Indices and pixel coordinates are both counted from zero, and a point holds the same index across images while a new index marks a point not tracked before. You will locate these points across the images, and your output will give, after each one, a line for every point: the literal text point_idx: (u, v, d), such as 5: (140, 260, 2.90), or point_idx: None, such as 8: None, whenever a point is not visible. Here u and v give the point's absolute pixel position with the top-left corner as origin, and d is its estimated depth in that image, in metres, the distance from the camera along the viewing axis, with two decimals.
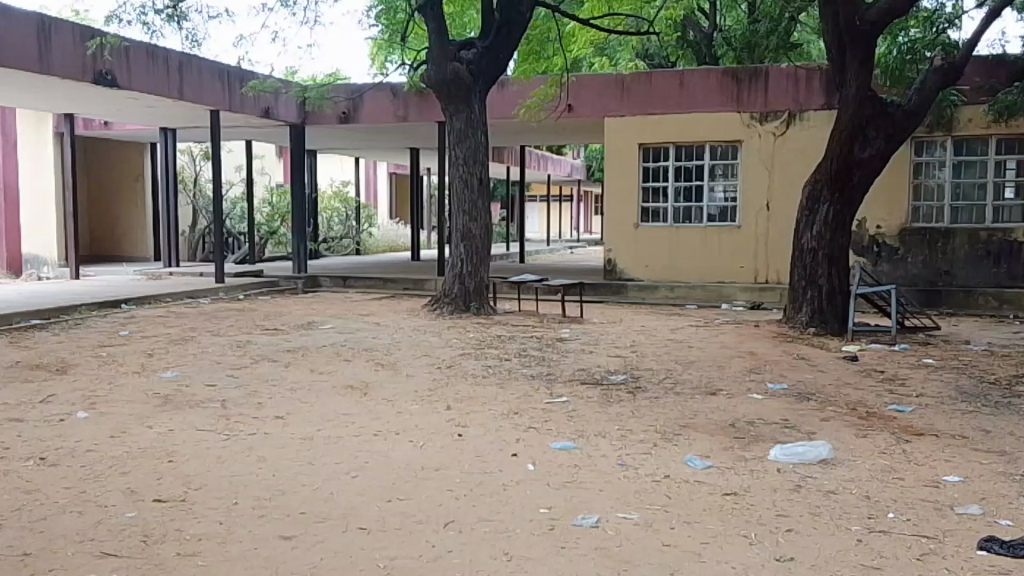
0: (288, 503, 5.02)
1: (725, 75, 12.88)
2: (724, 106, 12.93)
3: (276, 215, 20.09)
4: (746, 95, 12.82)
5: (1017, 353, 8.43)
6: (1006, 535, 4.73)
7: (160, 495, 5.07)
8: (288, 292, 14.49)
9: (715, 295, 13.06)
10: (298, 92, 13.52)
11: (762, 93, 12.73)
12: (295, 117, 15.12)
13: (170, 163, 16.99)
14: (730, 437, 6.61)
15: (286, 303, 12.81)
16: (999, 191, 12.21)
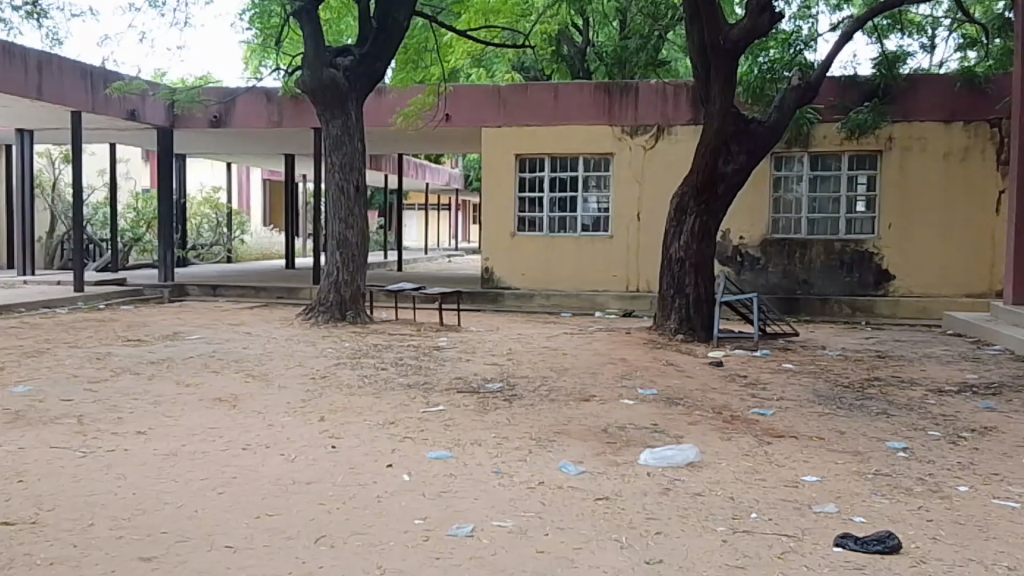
0: (150, 522, 4.78)
1: (597, 89, 13.21)
2: (596, 119, 13.27)
3: (141, 221, 19.41)
4: (617, 108, 13.19)
5: (868, 358, 8.94)
6: (860, 532, 4.96)
7: (8, 518, 4.76)
8: (154, 302, 14.02)
9: (589, 303, 13.39)
10: (166, 95, 13.15)
11: (633, 107, 13.13)
12: (163, 120, 14.63)
13: (25, 166, 16.10)
14: (602, 443, 6.72)
15: (152, 313, 12.31)
16: (852, 205, 12.94)
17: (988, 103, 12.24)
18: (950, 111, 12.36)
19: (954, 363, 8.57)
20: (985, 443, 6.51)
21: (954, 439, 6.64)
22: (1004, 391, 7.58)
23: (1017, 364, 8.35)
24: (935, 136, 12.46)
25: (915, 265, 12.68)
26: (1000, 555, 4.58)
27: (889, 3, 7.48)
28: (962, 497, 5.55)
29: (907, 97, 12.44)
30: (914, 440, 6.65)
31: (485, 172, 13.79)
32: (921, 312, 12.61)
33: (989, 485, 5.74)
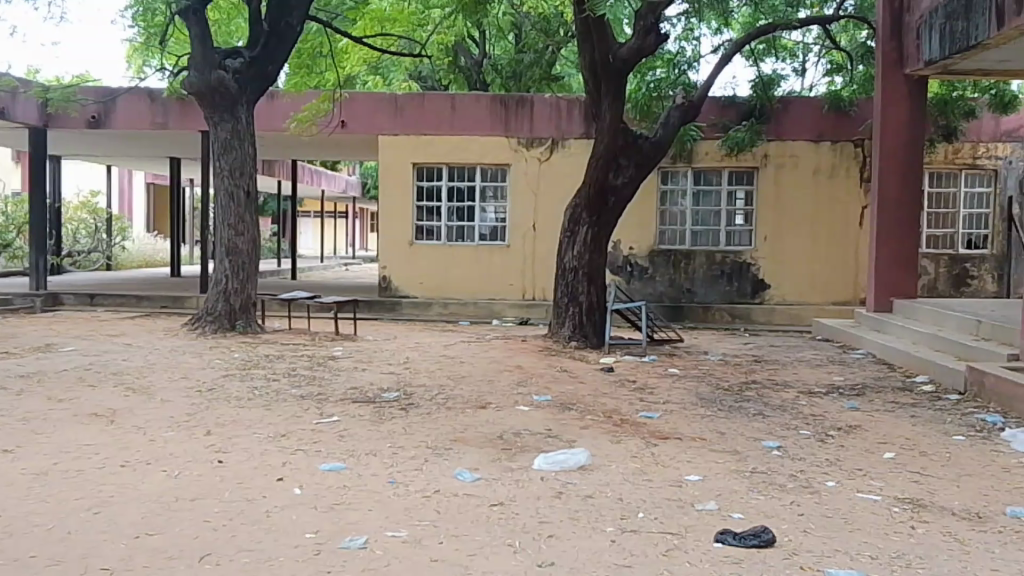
0: (16, 547, 4.51)
1: (494, 100, 13.37)
2: (493, 130, 13.43)
3: (10, 225, 18.19)
4: (513, 120, 13.40)
5: (746, 362, 9.47)
6: (738, 527, 5.26)
7: None
8: (23, 312, 13.09)
9: (487, 312, 13.54)
10: (38, 92, 12.37)
11: (528, 119, 13.38)
12: (35, 119, 13.77)
13: None
14: (497, 449, 6.83)
15: (21, 324, 11.50)
16: (732, 218, 13.65)
17: (852, 124, 13.17)
18: (818, 132, 13.25)
19: (823, 366, 9.21)
20: (850, 440, 7.04)
21: (823, 437, 7.14)
22: (866, 392, 8.19)
23: (878, 367, 9.06)
24: (806, 155, 13.33)
25: (789, 275, 13.50)
26: (863, 544, 4.97)
27: (764, 27, 7.97)
28: (829, 491, 5.98)
29: (781, 117, 13.25)
30: (788, 439, 7.10)
31: (382, 180, 13.70)
32: (794, 318, 13.37)
33: (852, 480, 6.21)
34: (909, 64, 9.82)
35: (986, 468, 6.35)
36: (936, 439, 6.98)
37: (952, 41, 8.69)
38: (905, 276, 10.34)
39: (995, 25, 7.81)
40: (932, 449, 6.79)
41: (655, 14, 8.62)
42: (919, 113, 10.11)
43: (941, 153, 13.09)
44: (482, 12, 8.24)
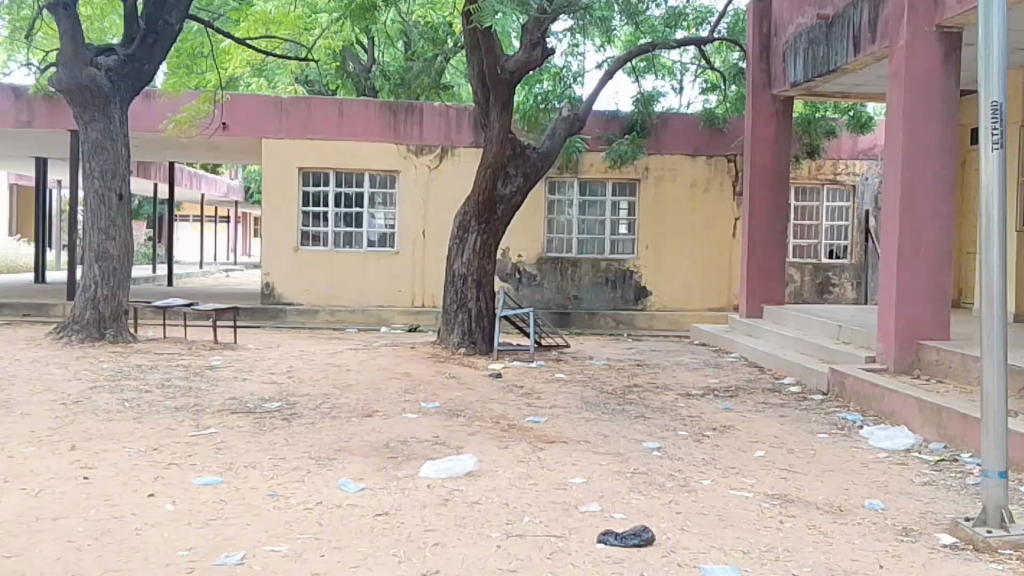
0: None
1: (383, 107, 13.30)
2: (382, 137, 13.35)
3: None
4: (402, 127, 13.36)
5: (629, 366, 9.75)
6: (619, 527, 5.39)
7: None
8: None
9: (375, 318, 13.38)
10: None
11: (417, 126, 13.37)
12: None
13: None
14: (383, 458, 6.74)
15: None
16: (615, 227, 14.11)
17: (725, 139, 13.84)
18: (694, 146, 13.85)
19: (699, 369, 9.58)
20: (724, 440, 7.37)
21: (699, 437, 7.44)
22: (739, 393, 8.58)
23: (750, 369, 9.52)
24: (682, 168, 13.91)
25: (667, 282, 14.02)
26: (736, 540, 5.18)
27: (645, 47, 8.26)
28: (705, 489, 6.23)
29: (660, 132, 13.77)
30: (667, 440, 7.37)
31: (267, 184, 13.36)
32: (673, 323, 13.88)
33: (726, 478, 6.48)
34: (776, 85, 10.45)
35: (847, 464, 6.77)
36: (802, 436, 7.40)
37: (814, 65, 9.34)
38: (774, 283, 10.93)
39: (852, 51, 8.53)
40: (799, 446, 7.18)
41: (541, 29, 8.63)
42: (785, 131, 10.74)
43: (805, 168, 13.93)
44: (370, 19, 8.20)
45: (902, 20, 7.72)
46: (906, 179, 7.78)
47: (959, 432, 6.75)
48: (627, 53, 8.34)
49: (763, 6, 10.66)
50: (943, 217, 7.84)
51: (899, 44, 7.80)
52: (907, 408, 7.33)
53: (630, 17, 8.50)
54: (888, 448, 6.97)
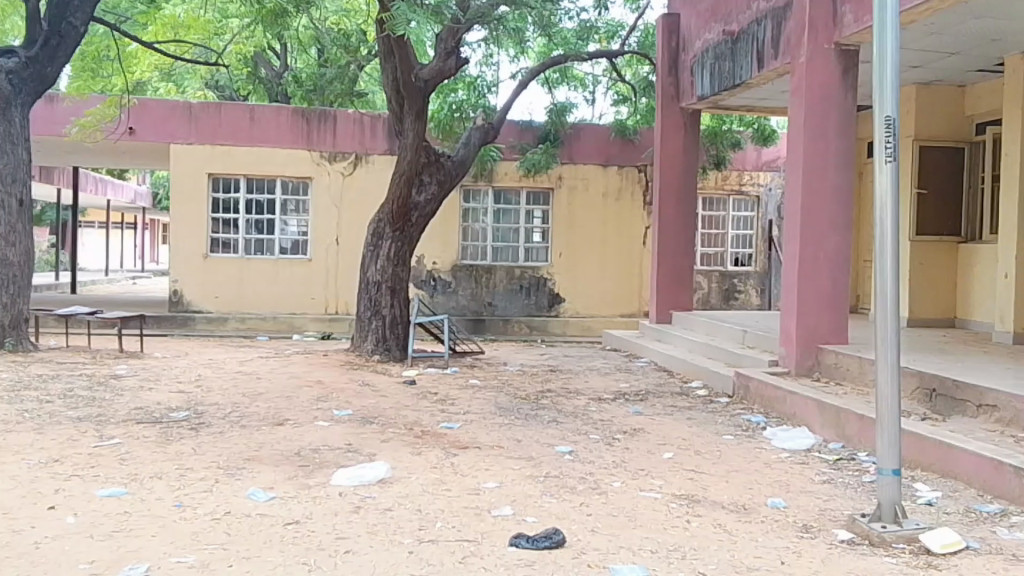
0: None
1: (295, 114, 13.23)
2: (295, 144, 13.28)
3: None
4: (316, 135, 13.32)
5: (542, 371, 9.90)
6: (531, 531, 5.47)
7: None
8: None
9: (287, 326, 13.25)
10: None
11: (330, 133, 13.34)
12: None
13: None
14: (294, 466, 6.69)
15: None
16: (529, 235, 14.27)
17: (636, 150, 14.17)
18: (606, 156, 14.15)
19: (611, 374, 9.78)
20: (634, 442, 7.54)
21: (610, 440, 7.60)
22: (649, 397, 8.79)
23: (659, 374, 9.76)
24: (594, 177, 14.18)
25: (579, 289, 14.26)
26: (644, 540, 5.31)
27: (557, 58, 8.43)
28: (615, 491, 6.37)
29: (573, 142, 14.02)
30: (578, 444, 7.51)
31: (175, 192, 13.15)
32: (586, 330, 14.08)
33: (636, 479, 6.64)
34: (684, 98, 10.74)
35: (751, 464, 7.00)
36: (709, 438, 7.63)
37: (721, 78, 9.67)
38: (681, 290, 11.19)
39: (756, 66, 8.83)
40: (706, 448, 7.40)
41: (454, 39, 8.85)
42: (691, 142, 11.04)
43: (713, 179, 14.35)
44: (282, 24, 8.29)
45: (803, 37, 7.92)
46: (808, 193, 7.97)
47: (857, 432, 7.06)
48: (539, 64, 8.50)
49: (672, 20, 10.91)
50: (843, 226, 8.06)
51: (801, 61, 8.01)
52: (808, 410, 7.63)
53: (544, 28, 8.64)
54: (790, 448, 7.24)
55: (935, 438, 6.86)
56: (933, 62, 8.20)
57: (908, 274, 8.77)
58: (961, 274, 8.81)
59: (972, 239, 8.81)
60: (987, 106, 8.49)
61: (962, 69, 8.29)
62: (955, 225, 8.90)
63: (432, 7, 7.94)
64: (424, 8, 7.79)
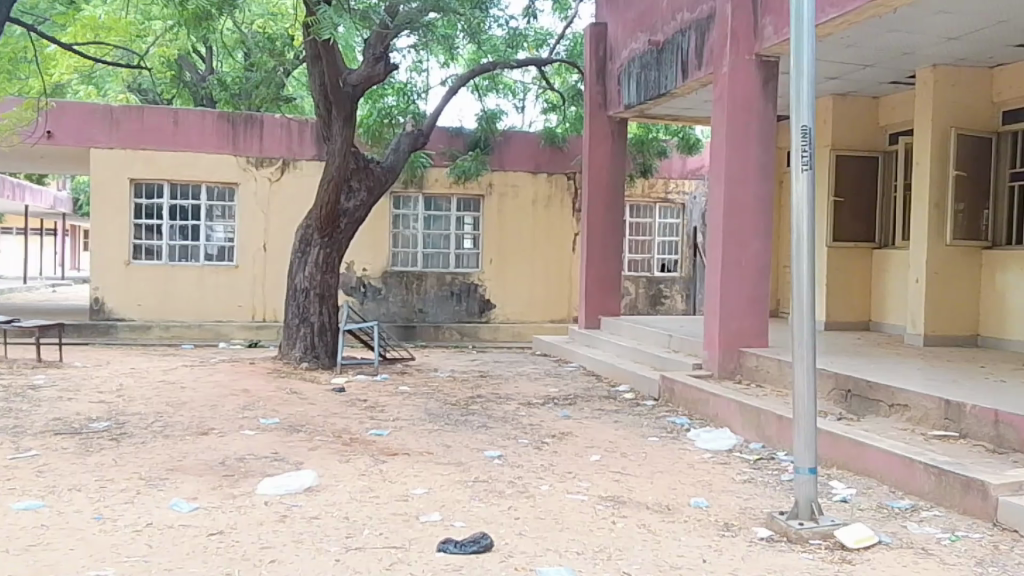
0: None
1: (221, 118, 13.06)
2: (220, 149, 13.10)
3: None
4: (241, 139, 13.16)
5: (472, 377, 9.98)
6: (459, 535, 5.52)
7: None
8: None
9: (213, 334, 13.16)
10: None
11: (257, 138, 13.19)
12: None
13: None
14: (219, 476, 6.64)
15: None
16: (460, 242, 14.31)
17: (565, 158, 14.36)
18: (536, 163, 14.28)
19: (540, 379, 9.90)
20: (562, 446, 7.67)
21: (538, 444, 7.71)
22: (577, 401, 8.93)
23: (587, 378, 9.91)
24: (524, 185, 14.29)
25: (510, 295, 14.37)
26: (570, 542, 5.41)
27: (486, 65, 8.48)
28: (542, 494, 6.47)
29: (502, 149, 14.09)
30: (507, 448, 7.60)
31: (95, 198, 12.87)
32: (516, 335, 14.33)
33: (564, 482, 6.76)
34: (610, 106, 10.92)
35: (675, 465, 7.18)
36: (635, 440, 7.80)
37: (645, 87, 9.85)
38: (609, 295, 11.36)
39: (681, 76, 9.02)
40: (631, 450, 7.57)
41: (383, 44, 8.78)
42: (618, 150, 11.20)
43: (640, 186, 14.61)
44: (206, 25, 8.23)
45: (725, 48, 8.09)
46: (729, 202, 8.17)
47: (776, 433, 7.28)
48: (469, 71, 8.54)
49: (599, 30, 11.12)
50: (763, 233, 8.29)
51: (723, 71, 8.18)
52: (729, 411, 7.85)
53: (473, 36, 8.71)
54: (713, 449, 7.44)
55: (851, 438, 7.10)
56: (850, 74, 8.50)
57: (826, 280, 9.08)
58: (876, 279, 9.16)
59: (885, 245, 9.17)
60: (900, 117, 8.84)
61: (877, 81, 8.61)
62: (870, 232, 9.24)
63: (360, 13, 8.01)
64: (351, 14, 7.83)
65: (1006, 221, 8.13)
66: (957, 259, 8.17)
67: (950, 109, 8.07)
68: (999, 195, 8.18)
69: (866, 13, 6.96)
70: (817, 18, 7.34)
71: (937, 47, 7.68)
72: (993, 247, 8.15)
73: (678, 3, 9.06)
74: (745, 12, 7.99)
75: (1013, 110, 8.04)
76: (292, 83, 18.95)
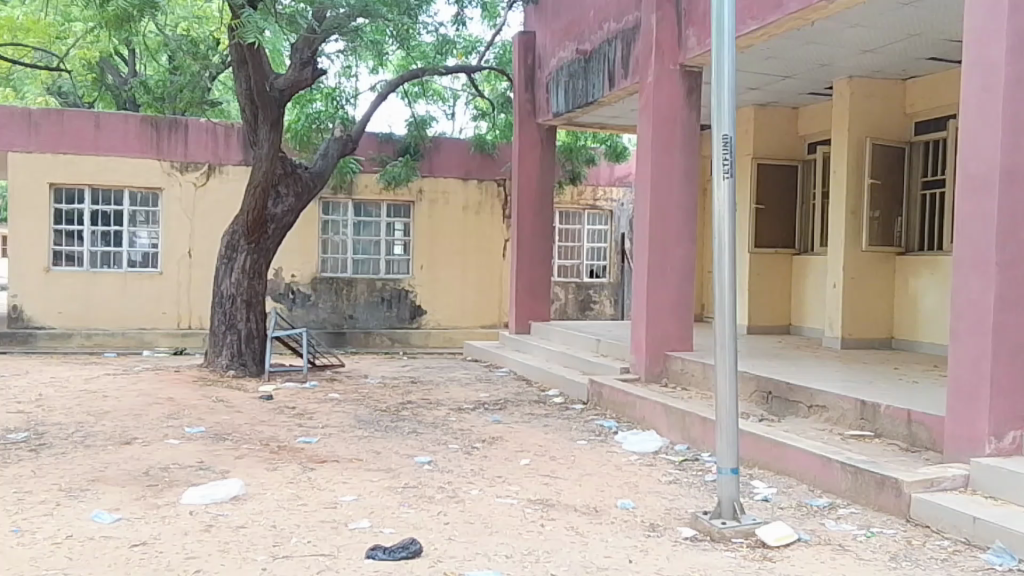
0: None
1: (144, 122, 12.87)
2: (144, 153, 12.91)
3: None
4: (165, 144, 13.01)
5: (402, 383, 10.01)
6: (387, 541, 5.48)
7: None
8: None
9: (137, 342, 12.95)
10: None
11: (182, 142, 13.08)
12: None
13: None
14: (143, 486, 6.52)
15: None
16: (391, 248, 14.30)
17: (495, 165, 14.53)
18: (466, 170, 14.38)
19: (470, 384, 9.96)
20: (491, 450, 7.73)
21: (468, 449, 7.76)
22: (507, 406, 9.03)
23: (517, 383, 10.01)
24: (454, 192, 14.38)
25: (440, 301, 14.44)
26: (499, 546, 5.38)
27: (415, 71, 8.51)
28: (472, 498, 6.50)
29: (433, 156, 14.17)
30: (438, 453, 7.64)
31: (12, 203, 12.52)
32: (448, 340, 14.35)
33: (493, 486, 6.81)
34: (540, 114, 11.05)
35: (603, 467, 7.27)
36: (564, 444, 7.90)
37: (574, 96, 9.99)
38: (538, 301, 11.48)
39: (608, 85, 9.17)
40: (560, 453, 7.66)
41: (310, 48, 8.92)
42: (546, 157, 11.36)
43: (568, 194, 14.80)
44: (127, 26, 8.10)
45: (651, 57, 8.24)
46: (654, 210, 8.33)
47: (700, 434, 7.44)
48: (398, 77, 8.56)
49: (527, 38, 11.21)
50: (687, 239, 8.48)
51: (648, 80, 8.32)
52: (655, 413, 8.00)
53: (402, 42, 8.70)
54: (640, 451, 7.58)
55: (770, 438, 6.98)
56: (770, 85, 8.74)
57: (748, 286, 9.34)
58: (796, 284, 9.45)
59: (804, 251, 9.48)
60: (818, 128, 9.16)
61: (796, 92, 8.88)
62: (790, 238, 9.53)
63: (287, 17, 7.95)
64: (277, 19, 7.75)
65: (918, 229, 8.46)
66: (872, 264, 8.47)
67: (865, 120, 8.35)
68: (911, 203, 8.50)
69: (785, 26, 7.16)
70: (738, 29, 7.53)
71: (853, 59, 7.93)
72: (906, 253, 8.48)
73: (603, 14, 9.22)
74: (670, 22, 8.15)
75: (925, 121, 8.36)
76: (218, 88, 18.68)
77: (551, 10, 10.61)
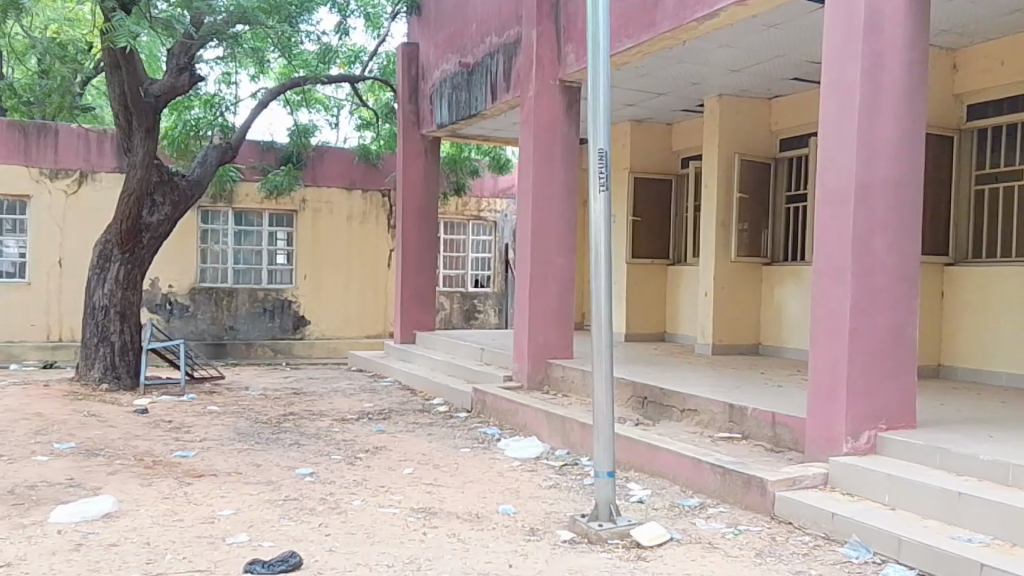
0: None
1: (10, 126, 12.44)
2: (10, 158, 12.45)
3: None
4: (34, 149, 12.57)
5: (285, 394, 9.96)
6: (266, 555, 5.34)
7: None
8: None
9: (3, 354, 12.50)
10: None
11: (52, 147, 12.65)
12: None
13: None
14: (7, 505, 6.24)
15: None
16: (273, 257, 14.12)
17: (379, 174, 14.57)
18: (350, 179, 14.37)
19: (354, 395, 9.99)
20: (374, 460, 7.73)
21: (351, 460, 7.74)
22: (391, 416, 9.10)
23: (402, 393, 10.09)
24: (338, 201, 14.35)
25: (325, 311, 14.40)
26: (380, 555, 5.32)
27: (297, 80, 8.46)
28: (353, 509, 6.40)
29: (317, 164, 14.10)
30: (320, 465, 7.57)
31: None
32: (331, 350, 14.39)
33: (376, 496, 6.74)
34: (424, 125, 11.19)
35: (485, 473, 7.35)
36: (447, 452, 7.97)
37: (457, 107, 10.11)
38: (425, 309, 11.55)
39: (490, 98, 9.32)
40: (443, 461, 7.72)
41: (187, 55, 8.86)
42: (431, 168, 11.45)
43: (453, 204, 14.94)
44: None
45: (532, 72, 8.41)
46: (537, 221, 8.53)
47: (579, 439, 7.62)
48: (279, 85, 8.49)
49: (411, 49, 11.28)
50: (567, 250, 8.71)
51: (530, 93, 8.48)
52: (536, 419, 8.18)
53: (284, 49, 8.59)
54: (522, 457, 7.71)
55: (644, 441, 7.08)
56: (645, 101, 9.06)
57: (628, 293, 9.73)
58: (670, 293, 9.88)
59: (678, 262, 9.95)
60: (690, 145, 9.62)
61: (670, 108, 9.22)
62: (665, 250, 10.00)
63: (162, 21, 7.69)
64: (152, 23, 7.52)
65: (782, 241, 8.94)
66: (743, 272, 8.90)
67: (735, 136, 8.75)
68: (777, 217, 8.98)
69: (658, 44, 7.40)
70: (614, 46, 7.74)
71: (724, 78, 8.26)
72: (771, 263, 8.95)
73: (486, 27, 9.40)
74: (549, 38, 8.34)
75: (788, 138, 8.82)
76: (91, 92, 18.17)
77: (434, 23, 10.76)
